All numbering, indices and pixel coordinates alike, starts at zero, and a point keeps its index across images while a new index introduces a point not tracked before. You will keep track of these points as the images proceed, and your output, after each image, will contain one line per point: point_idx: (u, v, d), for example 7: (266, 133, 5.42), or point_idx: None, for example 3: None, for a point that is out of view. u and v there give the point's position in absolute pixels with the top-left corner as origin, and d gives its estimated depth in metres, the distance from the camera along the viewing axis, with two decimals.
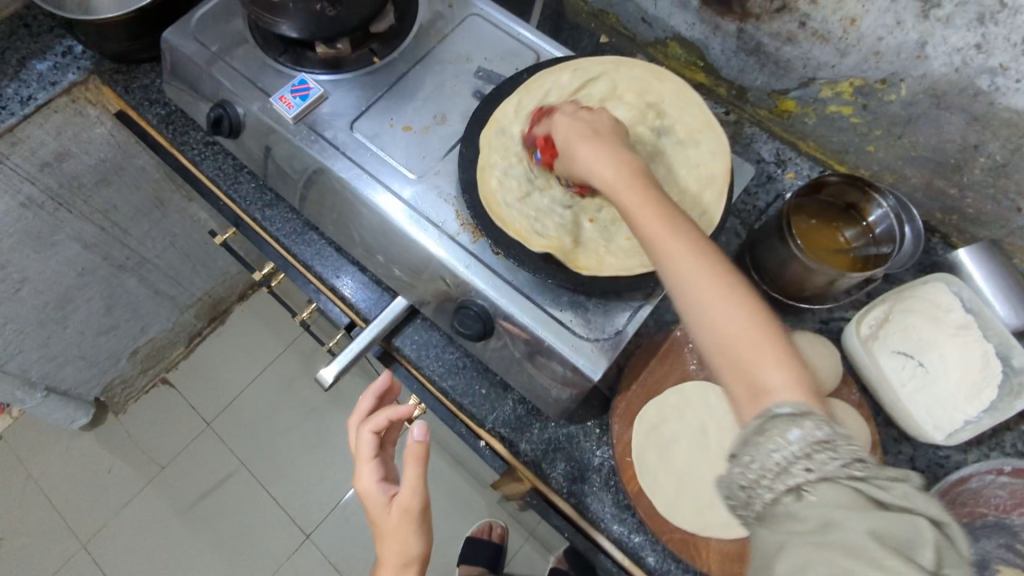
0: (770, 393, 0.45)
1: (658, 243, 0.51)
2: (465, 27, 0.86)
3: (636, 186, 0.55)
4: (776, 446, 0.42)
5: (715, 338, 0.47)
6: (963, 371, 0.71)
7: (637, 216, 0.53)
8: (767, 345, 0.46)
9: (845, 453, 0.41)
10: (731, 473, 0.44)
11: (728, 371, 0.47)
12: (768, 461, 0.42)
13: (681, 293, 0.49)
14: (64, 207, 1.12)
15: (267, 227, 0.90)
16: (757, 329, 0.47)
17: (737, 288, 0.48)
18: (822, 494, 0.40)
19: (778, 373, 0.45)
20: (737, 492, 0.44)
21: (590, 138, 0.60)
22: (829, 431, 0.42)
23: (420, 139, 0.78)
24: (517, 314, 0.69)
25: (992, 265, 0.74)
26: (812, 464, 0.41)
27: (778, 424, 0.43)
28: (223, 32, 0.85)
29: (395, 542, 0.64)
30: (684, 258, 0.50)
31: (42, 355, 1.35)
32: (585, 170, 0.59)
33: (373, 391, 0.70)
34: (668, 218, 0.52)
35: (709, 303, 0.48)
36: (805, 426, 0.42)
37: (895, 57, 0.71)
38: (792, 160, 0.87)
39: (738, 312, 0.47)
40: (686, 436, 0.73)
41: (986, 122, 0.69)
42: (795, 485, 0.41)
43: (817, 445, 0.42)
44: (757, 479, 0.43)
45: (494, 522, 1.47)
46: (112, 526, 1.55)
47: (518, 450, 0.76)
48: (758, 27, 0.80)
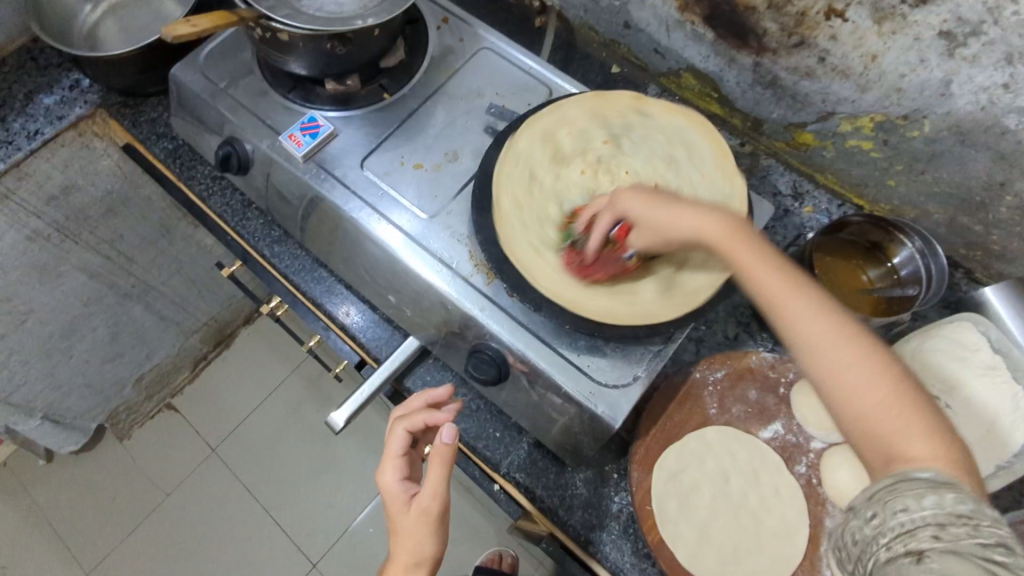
0: (910, 459, 0.42)
1: (783, 308, 0.50)
2: (476, 61, 0.85)
3: (758, 251, 0.54)
4: (904, 507, 0.40)
5: (852, 404, 0.45)
6: (993, 416, 0.68)
7: (756, 279, 0.52)
8: (907, 415, 0.44)
9: (985, 533, 0.37)
10: (851, 523, 0.43)
11: (864, 438, 0.45)
12: (890, 519, 0.40)
13: (811, 353, 0.48)
14: (70, 238, 1.11)
15: (276, 264, 0.89)
16: (897, 397, 0.45)
17: (875, 360, 0.46)
18: (946, 565, 0.37)
19: (918, 443, 0.43)
20: (851, 545, 0.42)
21: (664, 203, 0.60)
22: (973, 508, 0.38)
23: (433, 177, 0.77)
24: (533, 359, 0.67)
25: (1020, 305, 0.73)
26: (942, 535, 0.38)
27: (913, 485, 0.40)
28: (232, 67, 0.84)
29: (409, 538, 0.62)
30: (811, 322, 0.48)
31: (47, 384, 1.33)
32: (691, 232, 0.58)
33: (428, 396, 0.68)
34: (796, 283, 0.51)
35: (851, 367, 0.46)
36: (944, 495, 0.39)
37: (918, 94, 0.69)
38: (809, 194, 0.86)
39: (878, 378, 0.45)
40: (708, 484, 0.71)
41: (1014, 160, 0.68)
42: (918, 548, 0.38)
43: (953, 517, 0.38)
44: (876, 536, 0.40)
45: (503, 551, 1.36)
46: (117, 556, 1.52)
47: (533, 495, 0.74)
48: (775, 61, 0.78)
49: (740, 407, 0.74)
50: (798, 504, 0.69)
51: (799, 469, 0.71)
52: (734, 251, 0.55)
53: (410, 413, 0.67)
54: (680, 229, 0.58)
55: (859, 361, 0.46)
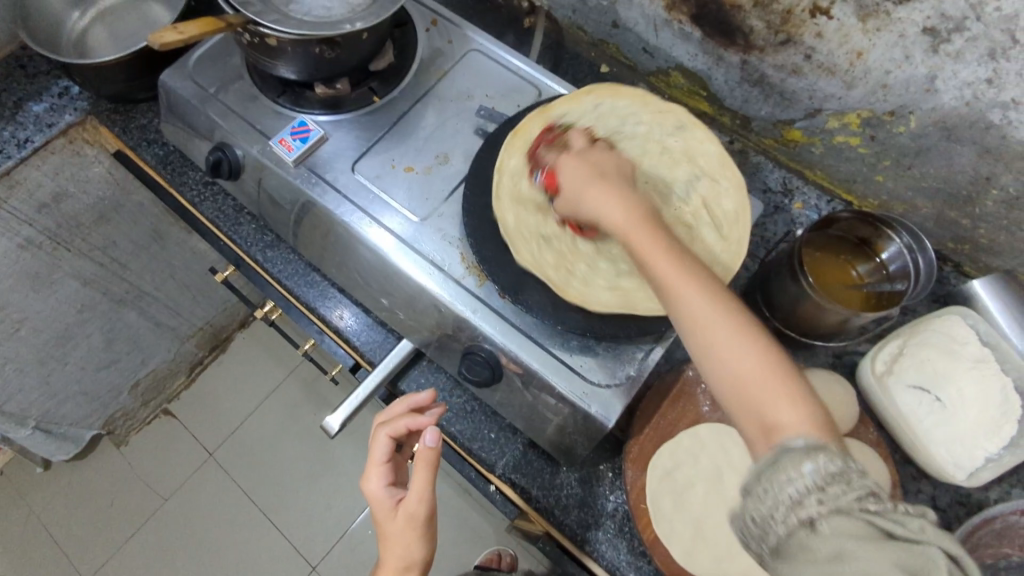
0: (783, 428, 0.44)
1: (670, 286, 0.51)
2: (465, 63, 0.85)
3: (649, 230, 0.54)
4: (789, 479, 0.41)
5: (727, 380, 0.46)
6: (982, 407, 0.69)
7: (651, 261, 0.52)
8: (777, 383, 0.45)
9: (857, 484, 0.39)
10: (747, 504, 0.43)
11: (742, 411, 0.46)
12: (782, 494, 0.41)
13: (691, 331, 0.49)
14: (63, 246, 1.11)
15: (269, 269, 0.89)
16: (765, 366, 0.46)
17: (752, 334, 0.47)
18: (837, 527, 0.38)
19: (790, 412, 0.44)
20: (750, 526, 0.42)
21: (607, 185, 0.58)
22: (843, 465, 0.40)
23: (423, 180, 0.77)
24: (527, 360, 0.67)
25: (1008, 297, 0.74)
26: (824, 496, 0.39)
27: (792, 456, 0.41)
28: (221, 73, 0.84)
29: (398, 544, 0.62)
30: (696, 301, 0.49)
31: (43, 392, 1.33)
32: (597, 210, 0.57)
33: (410, 402, 0.69)
34: (677, 262, 0.52)
35: (724, 342, 0.47)
36: (818, 459, 0.40)
37: (904, 90, 0.70)
38: (799, 190, 0.87)
39: (748, 350, 0.46)
40: (702, 482, 0.72)
41: (999, 154, 0.68)
42: (808, 517, 0.39)
43: (829, 476, 0.40)
44: (771, 512, 0.41)
45: (503, 551, 1.35)
46: (116, 563, 1.51)
47: (529, 495, 0.75)
48: (762, 59, 0.79)
49: None
50: None
51: None
52: (629, 230, 0.55)
53: (392, 418, 0.67)
54: (591, 204, 0.58)
55: (738, 336, 0.47)
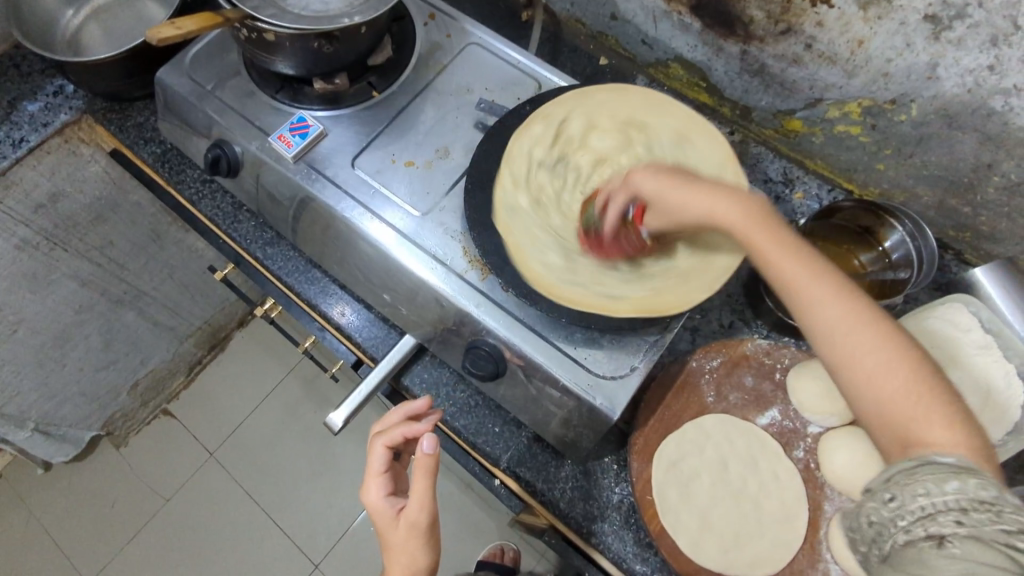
0: (931, 445, 0.43)
1: (806, 290, 0.50)
2: (464, 56, 0.84)
3: (777, 233, 0.54)
4: (924, 491, 0.40)
5: (873, 390, 0.46)
6: (988, 394, 0.68)
7: (777, 262, 0.52)
8: (931, 401, 0.44)
9: (1010, 519, 0.37)
10: (867, 504, 0.43)
11: (884, 423, 0.45)
12: (910, 503, 0.40)
13: (830, 338, 0.48)
14: (60, 246, 1.10)
15: (269, 266, 0.89)
16: (915, 383, 0.45)
17: (896, 343, 0.46)
18: (967, 550, 0.37)
19: (938, 430, 0.43)
20: (865, 527, 0.42)
21: (683, 183, 0.59)
22: (996, 494, 0.38)
23: (424, 175, 0.76)
24: (531, 353, 0.67)
25: (1009, 285, 0.74)
26: (965, 519, 0.38)
27: (933, 471, 0.41)
28: (218, 69, 0.83)
29: (401, 552, 0.63)
30: (834, 308, 0.48)
31: (42, 394, 1.33)
32: (702, 214, 0.57)
33: (405, 410, 0.68)
34: (815, 269, 0.51)
35: (870, 351, 0.46)
36: (968, 482, 0.39)
37: (905, 78, 0.70)
38: (800, 179, 0.86)
39: (896, 364, 0.46)
40: (708, 472, 0.71)
41: (1000, 141, 0.68)
42: (937, 532, 0.38)
43: (977, 503, 0.38)
44: (893, 518, 0.41)
45: (505, 545, 1.36)
46: (118, 563, 1.51)
47: (534, 489, 0.75)
48: (762, 49, 0.79)
49: (738, 394, 0.75)
50: (797, 488, 0.70)
51: (798, 453, 0.72)
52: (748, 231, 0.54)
53: (388, 428, 0.67)
54: (690, 211, 0.58)
55: (879, 346, 0.47)
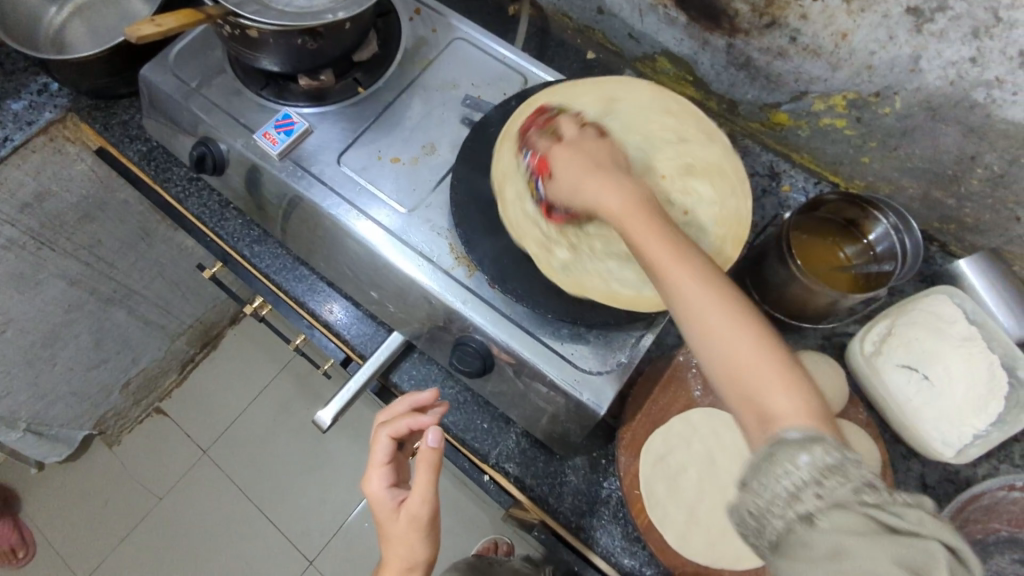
0: (777, 420, 0.42)
1: (666, 272, 0.49)
2: (449, 51, 0.84)
3: (649, 219, 0.52)
4: (785, 472, 0.40)
5: (725, 369, 0.45)
6: (969, 385, 0.70)
7: (640, 244, 0.51)
8: (778, 374, 0.43)
9: (855, 477, 0.39)
10: (742, 496, 0.42)
11: (738, 400, 0.44)
12: (777, 488, 0.40)
13: (687, 320, 0.47)
14: (47, 246, 1.10)
15: (257, 264, 0.88)
16: (764, 357, 0.44)
17: (748, 318, 0.45)
18: (835, 521, 0.38)
19: (787, 401, 0.43)
20: (746, 519, 0.42)
21: (594, 171, 0.58)
22: (839, 458, 0.40)
23: (410, 171, 0.76)
24: (517, 349, 0.67)
25: (993, 276, 0.75)
26: (822, 490, 0.39)
27: (786, 450, 0.40)
28: (202, 66, 0.83)
29: (400, 544, 0.63)
30: (692, 285, 0.47)
31: (32, 394, 1.32)
32: (591, 199, 0.56)
33: (412, 401, 0.68)
34: (676, 251, 0.49)
35: (722, 330, 0.45)
36: (814, 452, 0.40)
37: (889, 71, 0.70)
38: (786, 173, 0.87)
39: (746, 342, 0.44)
40: (694, 465, 0.73)
41: (983, 133, 0.68)
42: (805, 512, 0.39)
43: (826, 470, 0.39)
44: (768, 505, 0.41)
45: (499, 539, 1.36)
46: (112, 562, 1.51)
47: (524, 484, 0.75)
48: (747, 42, 0.79)
49: None
50: None
51: None
52: (624, 218, 0.53)
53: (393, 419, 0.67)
54: (584, 192, 0.57)
55: (731, 321, 0.45)
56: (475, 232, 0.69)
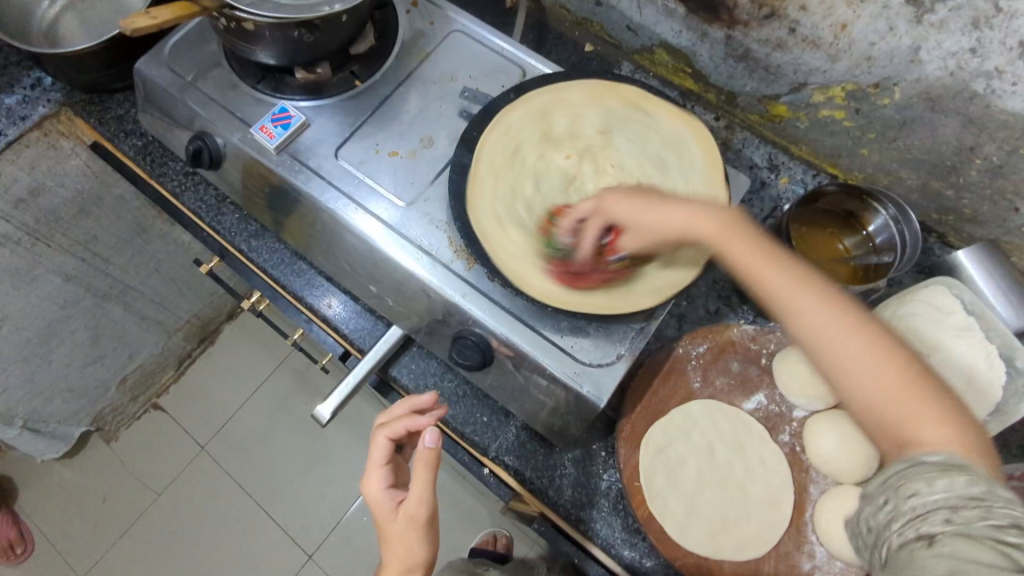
0: (921, 444, 0.45)
1: (790, 297, 0.52)
2: (447, 44, 0.84)
3: (754, 244, 0.56)
4: (917, 492, 0.41)
5: (865, 393, 0.48)
6: (969, 374, 0.68)
7: (752, 272, 0.55)
8: (918, 400, 0.46)
9: (995, 513, 0.39)
10: (866, 510, 0.45)
11: (879, 428, 0.47)
12: (903, 505, 0.42)
13: (818, 346, 0.50)
14: (42, 242, 1.09)
15: (254, 258, 0.88)
16: (902, 382, 0.47)
17: (887, 346, 0.49)
18: (956, 547, 0.39)
19: (933, 428, 0.45)
20: (865, 530, 0.44)
21: (656, 204, 0.62)
22: (983, 490, 0.40)
23: (408, 164, 0.76)
24: (516, 342, 0.67)
25: (991, 267, 0.75)
26: (953, 518, 0.39)
27: (924, 471, 0.42)
28: (197, 59, 0.82)
29: (401, 545, 0.63)
30: (818, 310, 0.51)
31: (29, 391, 1.32)
32: (681, 224, 0.60)
33: (411, 403, 0.68)
34: (798, 278, 0.53)
35: (857, 354, 0.48)
36: (955, 479, 0.40)
37: (888, 62, 0.70)
38: (785, 165, 0.87)
39: (886, 370, 0.48)
40: (694, 457, 0.72)
41: (982, 124, 0.68)
42: (929, 532, 0.40)
43: (967, 501, 0.39)
44: (889, 521, 0.42)
45: (498, 532, 1.39)
46: (110, 559, 1.51)
47: (523, 477, 0.75)
48: (746, 34, 0.78)
49: (724, 378, 0.75)
50: (783, 471, 0.71)
51: (783, 438, 0.73)
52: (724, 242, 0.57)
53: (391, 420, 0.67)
54: (669, 225, 0.60)
55: (866, 347, 0.49)
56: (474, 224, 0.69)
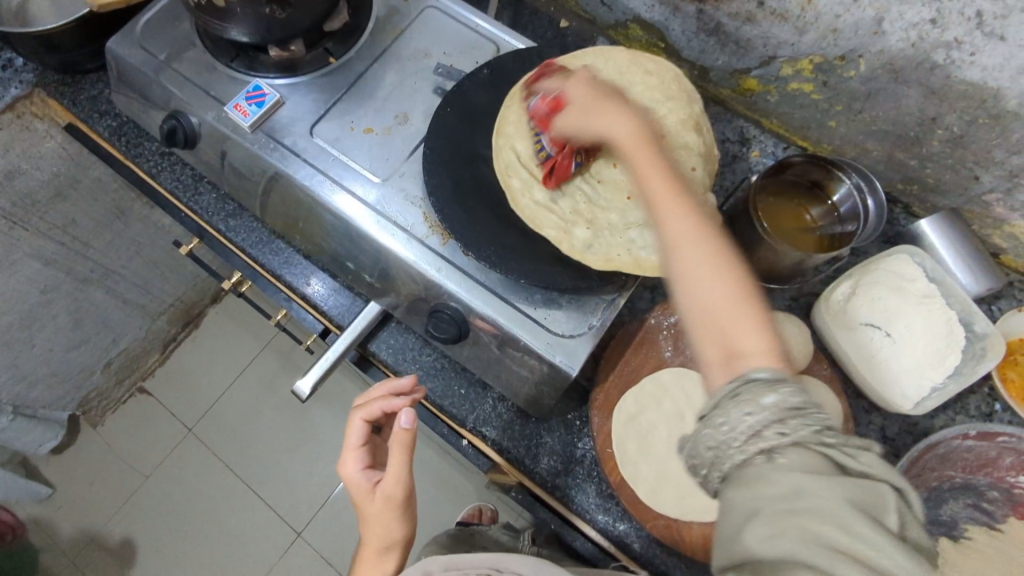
0: (745, 355, 0.43)
1: (657, 207, 0.52)
2: (420, 19, 0.84)
3: (649, 152, 0.56)
4: (749, 409, 0.40)
5: (700, 304, 0.46)
6: (928, 338, 0.73)
7: (641, 174, 0.54)
8: (750, 315, 0.45)
9: (817, 419, 0.39)
10: (701, 431, 0.42)
11: (707, 338, 0.46)
12: (738, 424, 0.40)
13: (670, 251, 0.49)
14: (19, 225, 1.09)
15: (232, 237, 0.89)
16: (739, 295, 0.46)
17: (725, 257, 0.47)
18: (792, 459, 0.38)
19: (754, 339, 0.44)
20: (703, 453, 0.42)
21: (599, 103, 0.61)
22: (803, 398, 0.40)
23: (383, 141, 0.76)
24: (491, 315, 0.68)
25: (953, 236, 0.77)
26: (785, 431, 0.39)
27: (753, 387, 0.41)
28: (170, 38, 0.82)
29: (378, 524, 0.66)
30: (678, 220, 0.50)
31: (11, 376, 1.31)
32: (600, 128, 0.59)
33: (390, 387, 0.69)
34: (671, 185, 0.52)
35: (703, 265, 0.47)
36: (780, 391, 0.40)
37: (853, 34, 0.71)
38: (756, 138, 0.88)
39: (724, 282, 0.46)
40: (665, 423, 0.75)
41: (943, 95, 0.70)
42: (766, 449, 0.39)
43: (791, 411, 0.40)
44: (727, 441, 0.41)
45: (483, 506, 1.39)
46: (102, 540, 1.52)
47: (501, 447, 0.77)
48: (717, 8, 0.79)
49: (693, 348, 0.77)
50: None
51: None
52: (627, 146, 0.56)
53: (368, 401, 0.68)
54: (594, 121, 0.60)
55: (707, 257, 0.48)
56: (450, 199, 0.70)
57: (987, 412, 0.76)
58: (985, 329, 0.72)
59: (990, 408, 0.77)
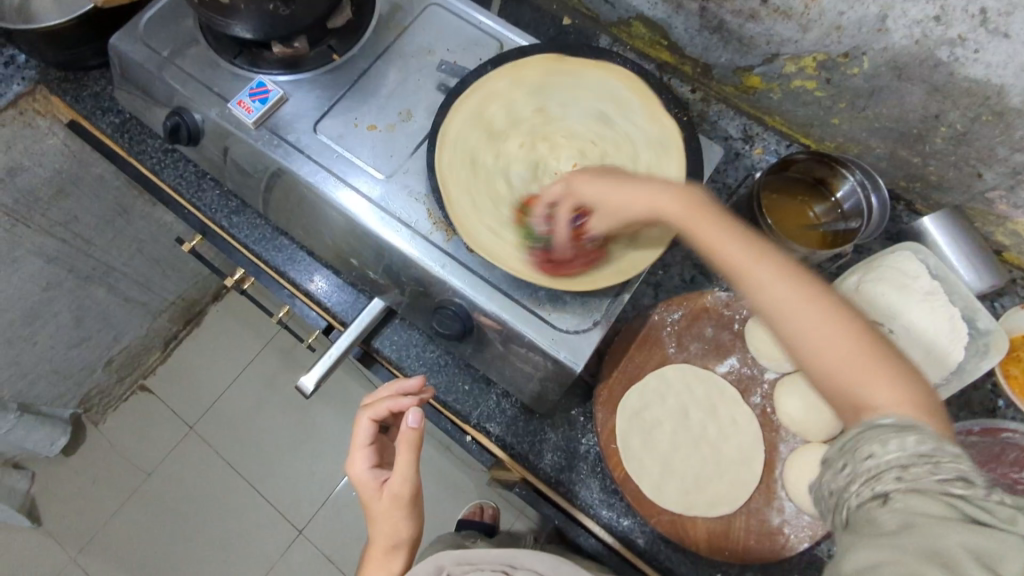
0: (875, 408, 0.46)
1: (746, 271, 0.54)
2: (424, 16, 0.84)
3: (717, 216, 0.57)
4: (870, 454, 0.43)
5: (818, 363, 0.49)
6: (933, 336, 0.71)
7: (714, 243, 0.56)
8: (872, 366, 0.47)
9: (946, 468, 0.40)
10: (826, 474, 0.46)
11: (835, 393, 0.49)
12: (859, 466, 0.43)
13: (776, 317, 0.51)
14: (21, 223, 1.09)
15: (235, 234, 0.89)
16: (858, 346, 0.48)
17: (837, 313, 0.50)
18: (908, 502, 0.40)
19: (882, 391, 0.46)
20: (826, 493, 0.46)
21: (629, 183, 0.62)
22: (933, 447, 0.41)
23: (386, 138, 0.77)
24: (496, 312, 0.69)
25: (955, 233, 0.77)
26: (904, 476, 0.41)
27: (877, 434, 0.44)
28: (174, 34, 0.82)
29: (385, 523, 0.65)
30: (776, 283, 0.52)
31: (13, 373, 1.31)
32: (646, 208, 0.60)
33: (397, 386, 0.69)
34: (752, 248, 0.54)
35: (814, 327, 0.49)
36: (905, 438, 0.42)
37: (857, 31, 0.71)
38: (759, 136, 0.88)
39: (843, 337, 0.49)
40: (670, 418, 0.74)
41: (946, 92, 0.70)
42: (883, 491, 0.42)
43: (917, 458, 0.41)
44: (847, 483, 0.44)
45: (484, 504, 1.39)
46: (104, 535, 1.52)
47: (505, 443, 0.77)
48: (720, 5, 0.79)
49: (697, 344, 0.78)
50: (754, 432, 0.74)
51: (755, 399, 0.75)
52: (687, 221, 0.58)
53: (376, 401, 0.68)
54: (636, 205, 0.61)
55: (815, 313, 0.50)
56: (451, 196, 0.70)
57: (990, 408, 0.77)
58: (988, 325, 0.73)
59: (992, 404, 0.77)
